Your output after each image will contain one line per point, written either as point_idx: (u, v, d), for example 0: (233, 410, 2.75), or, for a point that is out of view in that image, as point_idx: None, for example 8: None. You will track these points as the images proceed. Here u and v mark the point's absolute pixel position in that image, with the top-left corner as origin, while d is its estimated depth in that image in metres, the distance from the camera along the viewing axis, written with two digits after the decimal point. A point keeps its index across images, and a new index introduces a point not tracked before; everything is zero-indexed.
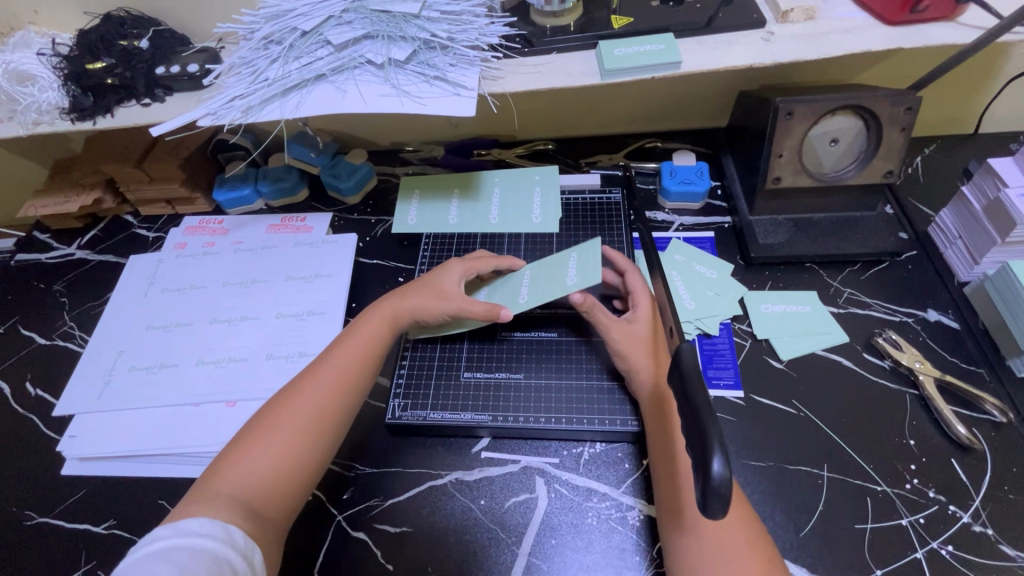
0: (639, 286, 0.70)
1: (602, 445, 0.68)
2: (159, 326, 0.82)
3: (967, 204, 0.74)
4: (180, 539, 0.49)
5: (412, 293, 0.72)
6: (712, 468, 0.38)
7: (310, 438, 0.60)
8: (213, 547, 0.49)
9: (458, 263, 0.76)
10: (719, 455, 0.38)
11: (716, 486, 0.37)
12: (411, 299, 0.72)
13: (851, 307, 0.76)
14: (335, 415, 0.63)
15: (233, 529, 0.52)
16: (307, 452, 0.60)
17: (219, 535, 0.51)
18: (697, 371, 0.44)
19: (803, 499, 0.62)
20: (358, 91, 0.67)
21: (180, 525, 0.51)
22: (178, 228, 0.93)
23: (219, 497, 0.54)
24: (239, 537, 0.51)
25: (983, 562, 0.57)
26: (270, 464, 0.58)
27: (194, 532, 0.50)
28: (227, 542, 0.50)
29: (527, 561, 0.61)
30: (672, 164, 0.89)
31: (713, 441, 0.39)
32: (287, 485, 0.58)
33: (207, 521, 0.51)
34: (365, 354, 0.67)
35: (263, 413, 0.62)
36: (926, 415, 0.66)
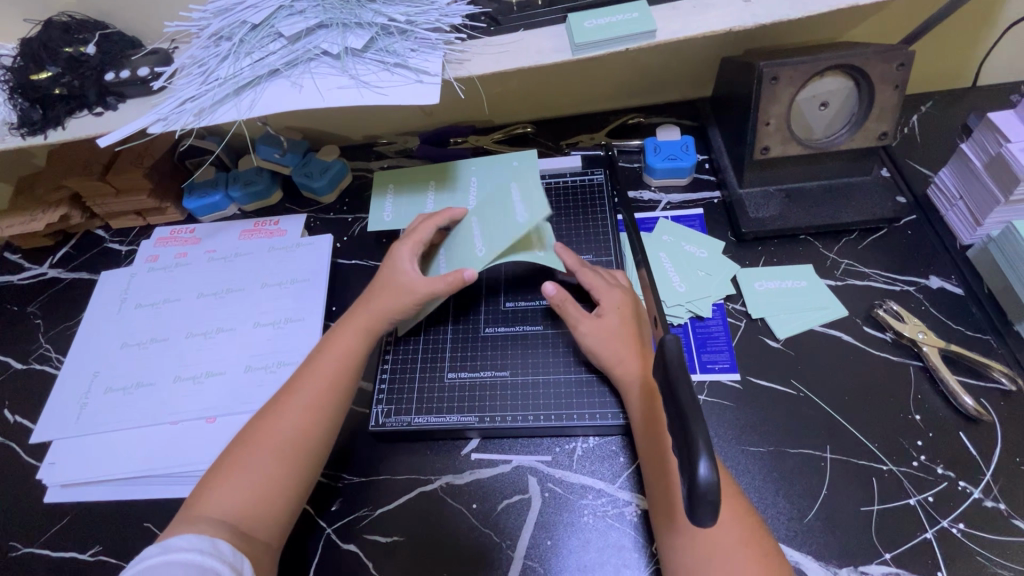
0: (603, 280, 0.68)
1: (595, 439, 0.66)
2: (133, 344, 0.79)
3: (967, 162, 0.70)
4: (165, 555, 0.47)
5: (383, 289, 0.69)
6: (698, 472, 0.35)
7: (300, 446, 0.59)
8: (200, 560, 0.47)
9: (409, 238, 0.72)
10: (705, 457, 0.35)
11: (704, 491, 0.35)
12: (383, 295, 0.68)
13: (849, 279, 0.73)
14: (324, 420, 0.61)
15: (220, 543, 0.49)
16: (295, 461, 0.58)
17: (205, 548, 0.48)
18: (682, 364, 0.41)
19: (806, 483, 0.60)
20: (315, 85, 0.63)
21: (167, 543, 0.48)
22: (149, 240, 0.90)
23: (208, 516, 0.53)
24: (229, 552, 0.49)
25: (996, 538, 0.55)
26: (258, 482, 0.56)
27: (181, 546, 0.48)
28: (215, 554, 0.48)
29: (523, 564, 0.59)
30: (656, 139, 0.85)
31: (699, 443, 0.36)
32: (277, 498, 0.56)
33: (195, 537, 0.49)
34: (348, 355, 0.65)
35: (249, 426, 0.60)
36: (930, 387, 0.64)
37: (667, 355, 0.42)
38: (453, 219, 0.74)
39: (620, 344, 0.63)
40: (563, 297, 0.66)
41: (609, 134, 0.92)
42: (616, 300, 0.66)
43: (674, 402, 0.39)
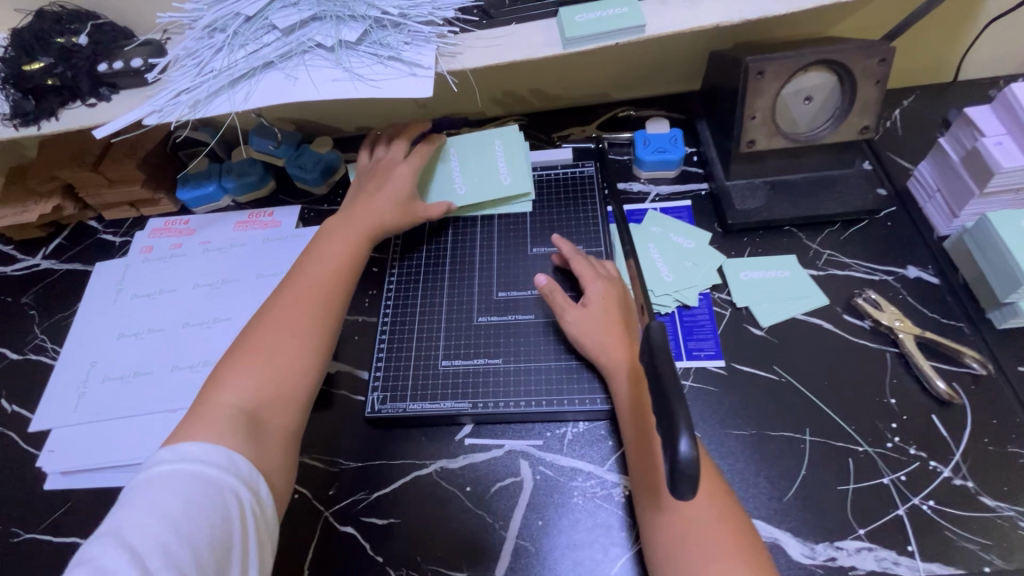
0: (587, 272, 0.71)
1: (585, 424, 0.68)
2: (130, 334, 0.79)
3: (945, 156, 0.73)
4: (181, 466, 0.48)
5: (377, 208, 0.74)
6: (679, 449, 0.37)
7: (300, 344, 0.60)
8: (215, 474, 0.48)
9: (412, 155, 0.79)
10: (685, 434, 0.37)
11: (684, 468, 0.37)
12: (377, 212, 0.74)
13: (830, 269, 0.75)
14: (323, 321, 0.63)
15: (236, 457, 0.50)
16: (297, 360, 0.59)
17: (221, 462, 0.49)
18: (666, 347, 0.43)
19: (786, 464, 0.62)
20: (310, 78, 0.64)
21: (180, 450, 0.49)
22: (144, 231, 0.91)
23: (215, 412, 0.54)
24: (243, 467, 0.50)
25: (963, 514, 0.58)
26: (268, 372, 0.58)
27: (196, 456, 0.49)
28: (230, 467, 0.49)
29: (515, 544, 0.62)
30: (646, 132, 0.86)
31: (680, 422, 0.38)
32: (290, 381, 0.58)
33: (209, 446, 0.50)
34: (344, 256, 0.69)
35: (246, 330, 0.62)
36: (906, 372, 0.66)
37: (652, 340, 0.44)
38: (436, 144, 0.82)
39: (610, 332, 0.65)
40: (551, 287, 0.71)
41: (600, 127, 0.93)
42: (599, 290, 0.69)
43: (657, 384, 0.42)
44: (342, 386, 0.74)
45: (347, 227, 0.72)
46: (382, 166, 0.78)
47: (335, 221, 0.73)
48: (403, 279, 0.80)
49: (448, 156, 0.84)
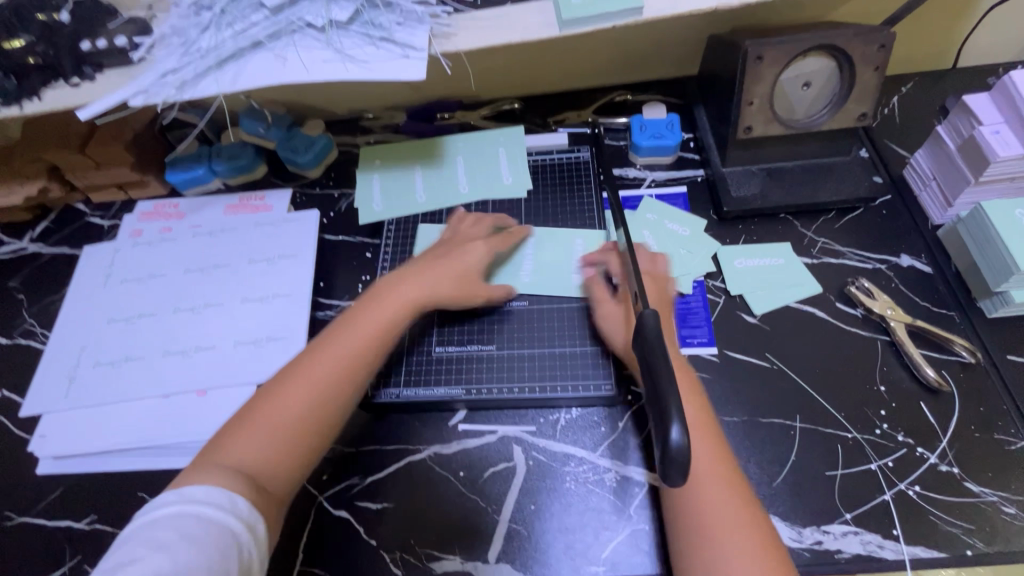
0: (628, 260, 0.69)
1: (577, 410, 0.68)
2: (120, 319, 0.79)
3: (941, 144, 0.72)
4: (185, 507, 0.47)
5: (433, 269, 0.69)
6: (670, 437, 0.37)
7: (314, 417, 0.57)
8: (217, 516, 0.48)
9: (492, 237, 0.75)
10: (676, 422, 0.37)
11: (675, 455, 0.37)
12: (432, 272, 0.69)
13: (824, 257, 0.75)
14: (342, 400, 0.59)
15: (237, 498, 0.49)
16: (315, 436, 0.57)
17: (224, 505, 0.49)
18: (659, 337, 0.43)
19: (776, 450, 0.63)
20: (300, 59, 0.63)
21: (185, 492, 0.49)
22: (133, 214, 0.90)
23: (219, 466, 0.52)
24: (243, 506, 0.49)
25: (948, 499, 0.59)
26: (279, 437, 0.56)
27: (199, 499, 0.48)
28: (233, 510, 0.49)
29: (508, 527, 0.62)
30: (642, 117, 0.85)
31: (672, 411, 0.38)
32: (294, 454, 0.56)
33: (211, 488, 0.49)
34: (387, 320, 0.64)
35: (271, 383, 0.59)
36: (895, 360, 0.67)
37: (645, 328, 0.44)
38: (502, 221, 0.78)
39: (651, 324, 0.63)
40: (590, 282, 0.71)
41: (596, 112, 0.92)
42: (641, 281, 0.66)
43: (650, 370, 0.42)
44: None
45: (397, 289, 0.67)
46: (458, 240, 0.74)
47: (385, 280, 0.69)
48: (397, 266, 0.80)
49: (453, 161, 0.87)
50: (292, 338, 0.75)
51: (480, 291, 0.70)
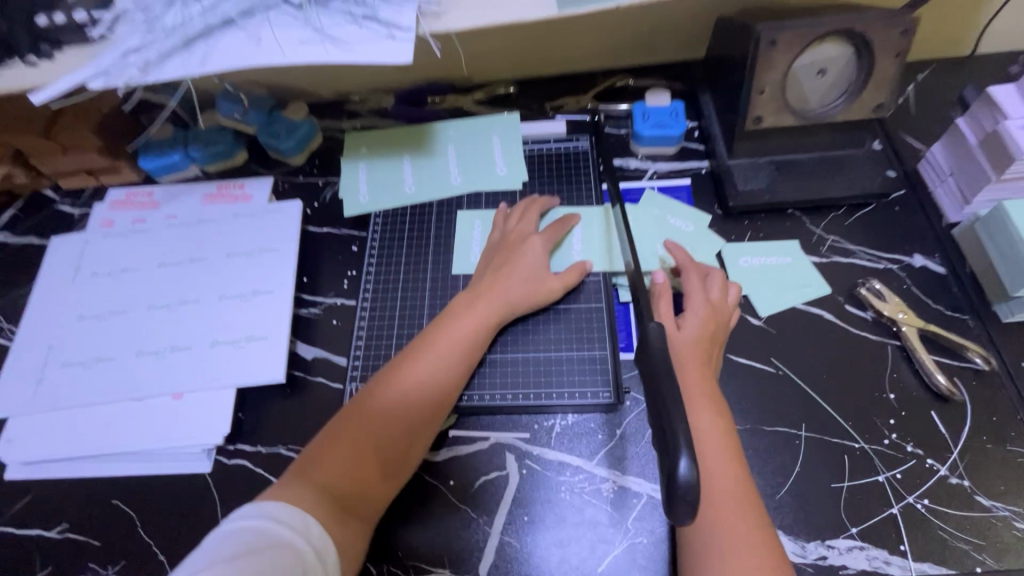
0: (695, 286, 0.64)
1: (573, 417, 0.65)
2: (91, 316, 0.74)
3: (961, 139, 0.69)
4: (263, 522, 0.49)
5: (508, 281, 0.68)
6: (677, 468, 0.34)
7: (400, 440, 0.59)
8: (292, 537, 0.49)
9: (546, 229, 0.73)
10: (685, 451, 0.34)
11: (683, 489, 0.34)
12: (507, 286, 0.68)
13: (833, 256, 0.72)
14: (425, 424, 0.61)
15: (309, 520, 0.51)
16: (399, 460, 0.59)
17: (297, 525, 0.50)
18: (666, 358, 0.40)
19: (780, 461, 0.60)
20: (275, 39, 0.57)
21: (265, 506, 0.50)
22: (104, 203, 0.84)
23: (304, 485, 0.53)
24: (315, 531, 0.50)
25: (958, 514, 0.56)
26: (365, 460, 0.57)
27: (277, 516, 0.50)
28: (304, 532, 0.50)
29: (500, 540, 0.60)
30: (644, 104, 0.81)
31: (680, 439, 0.35)
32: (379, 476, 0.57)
33: (288, 507, 0.51)
34: (465, 340, 0.64)
35: (354, 403, 0.60)
36: (906, 366, 0.64)
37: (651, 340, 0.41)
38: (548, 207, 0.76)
39: (690, 354, 0.60)
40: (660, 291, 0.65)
41: (596, 97, 0.87)
42: (699, 313, 0.62)
43: (654, 389, 0.39)
44: (319, 373, 0.71)
45: (474, 309, 0.66)
46: (512, 240, 0.72)
47: (460, 295, 0.68)
48: (382, 263, 0.76)
49: (444, 149, 0.82)
50: (273, 338, 0.71)
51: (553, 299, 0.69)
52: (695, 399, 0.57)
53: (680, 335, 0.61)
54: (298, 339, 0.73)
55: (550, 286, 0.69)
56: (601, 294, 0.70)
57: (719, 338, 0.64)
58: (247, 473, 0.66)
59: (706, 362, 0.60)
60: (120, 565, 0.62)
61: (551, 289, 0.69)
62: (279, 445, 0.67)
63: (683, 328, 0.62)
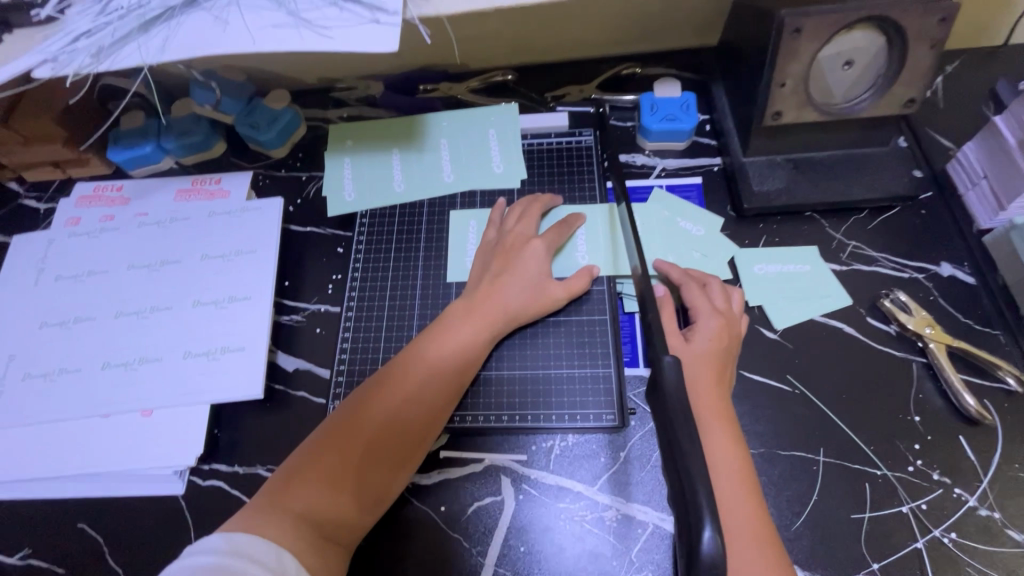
0: (698, 297, 0.60)
1: (574, 438, 0.61)
2: (55, 323, 0.69)
3: (998, 136, 0.63)
4: (229, 559, 0.43)
5: (508, 288, 0.63)
6: (702, 540, 0.32)
7: (387, 463, 0.54)
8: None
9: (548, 232, 0.67)
10: (709, 521, 0.33)
11: (709, 564, 0.32)
12: (506, 294, 0.62)
13: (855, 264, 0.66)
14: (416, 445, 0.56)
15: (285, 556, 0.45)
16: (385, 484, 0.54)
17: (270, 563, 0.44)
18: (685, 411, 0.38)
19: (797, 488, 0.56)
20: (244, 23, 0.51)
21: (234, 540, 0.45)
22: (69, 198, 0.78)
23: (278, 513, 0.49)
24: (291, 568, 0.45)
25: (986, 549, 0.53)
26: (347, 485, 0.52)
27: (247, 552, 0.44)
28: (277, 571, 0.44)
29: (494, 571, 0.56)
30: (653, 95, 0.74)
31: (702, 506, 0.33)
32: (363, 502, 0.53)
33: (261, 542, 0.45)
34: (461, 353, 0.60)
35: (339, 417, 0.56)
36: (932, 387, 0.59)
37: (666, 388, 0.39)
38: (550, 205, 0.70)
39: (703, 373, 0.55)
40: (663, 304, 0.61)
41: (601, 87, 0.81)
42: (711, 326, 0.57)
43: (671, 447, 0.37)
44: (301, 387, 0.66)
45: (471, 319, 0.61)
46: (511, 242, 0.66)
47: (456, 302, 0.63)
48: (369, 268, 0.71)
49: (436, 143, 0.76)
50: (252, 349, 0.66)
51: (555, 306, 0.64)
52: (708, 421, 0.53)
53: (691, 350, 0.56)
54: (279, 349, 0.68)
55: (553, 294, 0.63)
56: (604, 305, 0.65)
57: (733, 353, 0.59)
58: (223, 495, 0.61)
59: (721, 382, 0.55)
60: None
61: (554, 298, 0.63)
62: (257, 465, 0.62)
63: (695, 341, 0.57)
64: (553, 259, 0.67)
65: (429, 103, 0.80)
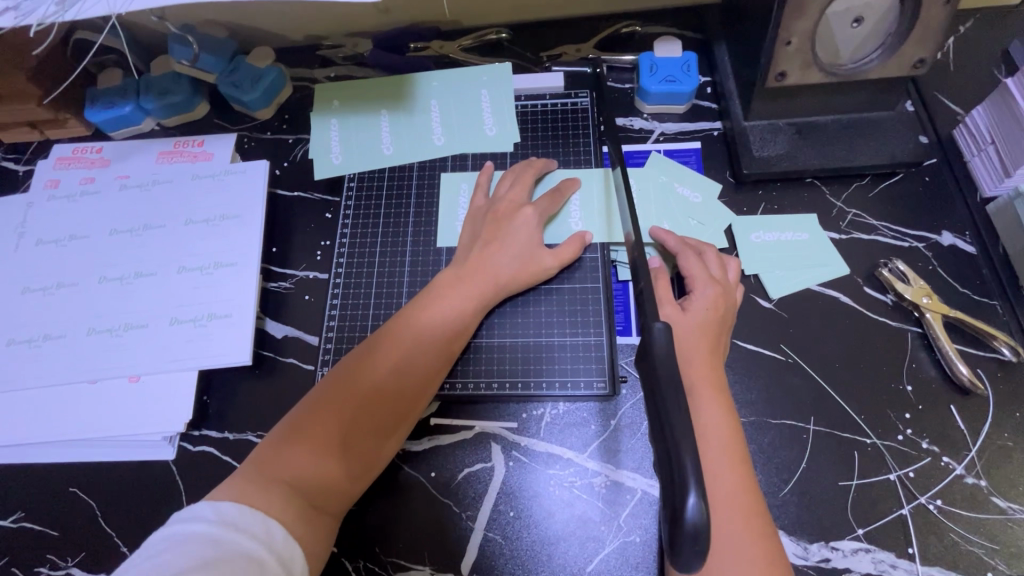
0: (695, 265, 0.59)
1: (564, 406, 0.60)
2: (37, 289, 0.68)
3: (1009, 100, 0.61)
4: (217, 529, 0.43)
5: (499, 256, 0.61)
6: (686, 506, 0.32)
7: (375, 431, 0.54)
8: (252, 547, 0.43)
9: (540, 199, 0.65)
10: (694, 488, 0.32)
11: (692, 530, 0.32)
12: (497, 264, 0.61)
13: (854, 232, 0.65)
14: (406, 413, 0.56)
15: (272, 525, 0.46)
16: (374, 453, 0.54)
17: (258, 533, 0.45)
18: (674, 380, 0.38)
19: (786, 456, 0.56)
20: None
21: (221, 509, 0.45)
22: (47, 160, 0.75)
23: (263, 481, 0.49)
24: (278, 537, 0.45)
25: (970, 515, 0.53)
26: (334, 454, 0.52)
27: (235, 522, 0.44)
28: (266, 542, 0.45)
29: (483, 536, 0.56)
30: (653, 55, 0.71)
31: (688, 473, 0.33)
32: (351, 471, 0.53)
33: (247, 510, 0.45)
34: (451, 322, 0.59)
35: (327, 386, 0.55)
36: (927, 357, 0.59)
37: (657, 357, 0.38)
38: (544, 171, 0.68)
39: (697, 342, 0.54)
40: (656, 274, 0.60)
41: (598, 46, 0.77)
42: (707, 296, 0.56)
43: (659, 416, 0.36)
44: (291, 354, 0.65)
45: (460, 288, 0.60)
46: (502, 209, 0.64)
47: (447, 271, 0.62)
48: (357, 234, 0.69)
49: (426, 104, 0.73)
50: (239, 316, 0.65)
51: (547, 274, 0.62)
52: (702, 389, 0.52)
53: (686, 321, 0.55)
54: (267, 316, 0.67)
55: (544, 263, 0.62)
56: (598, 273, 0.64)
57: (728, 322, 0.58)
58: (213, 461, 0.61)
59: (714, 351, 0.55)
60: (79, 557, 0.58)
61: (546, 267, 0.62)
62: (248, 431, 0.62)
63: (690, 311, 0.56)
64: (544, 227, 0.66)
65: (419, 62, 0.77)
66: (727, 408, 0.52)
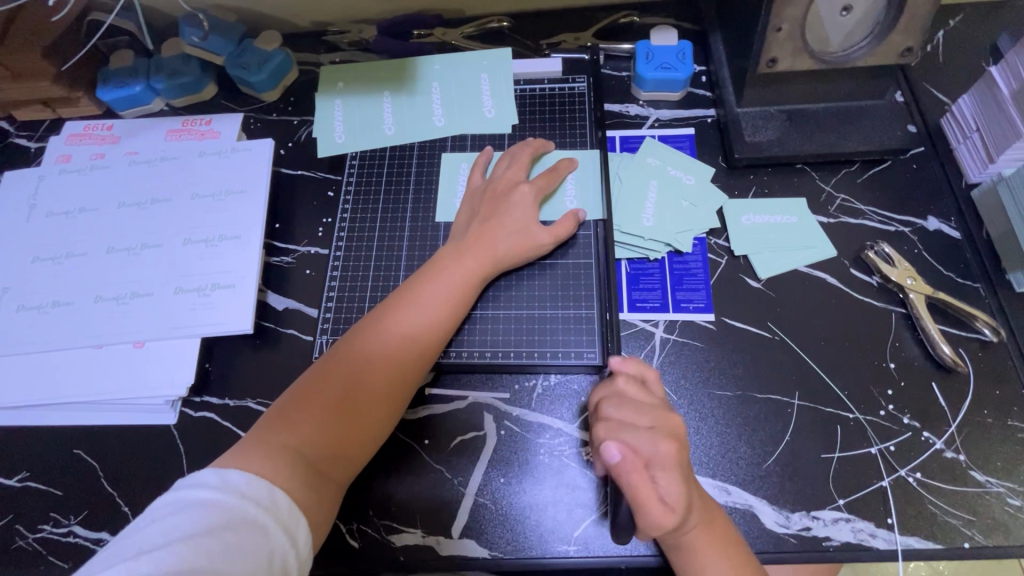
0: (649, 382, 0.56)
1: (556, 377, 0.62)
2: (47, 259, 0.70)
3: (994, 88, 0.63)
4: (221, 496, 0.44)
5: (499, 233, 0.63)
6: None
7: (376, 403, 0.55)
8: (257, 514, 0.45)
9: (536, 178, 0.67)
10: None
11: None
12: (497, 241, 0.63)
13: (842, 216, 0.67)
14: (406, 385, 0.57)
15: (277, 493, 0.47)
16: (376, 425, 0.55)
17: (262, 500, 0.46)
18: None
19: (770, 429, 0.58)
20: None
21: (226, 476, 0.46)
22: (59, 136, 0.77)
23: (268, 446, 0.50)
24: (282, 505, 0.47)
25: (950, 488, 0.54)
26: (336, 423, 0.53)
27: (240, 489, 0.45)
28: (271, 509, 0.46)
29: (474, 501, 0.58)
30: (649, 43, 0.73)
31: None
32: (353, 440, 0.54)
33: (251, 478, 0.47)
34: (450, 298, 0.60)
35: (331, 359, 0.57)
36: (910, 336, 0.60)
37: None
38: (538, 151, 0.69)
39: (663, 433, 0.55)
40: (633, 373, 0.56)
41: (597, 35, 0.79)
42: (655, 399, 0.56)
43: None
44: (291, 325, 0.67)
45: (462, 264, 0.62)
46: (501, 187, 0.66)
47: (448, 248, 0.63)
48: (358, 210, 0.71)
49: (427, 86, 0.75)
50: (241, 287, 0.67)
51: (543, 252, 0.64)
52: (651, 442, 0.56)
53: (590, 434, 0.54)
54: (269, 289, 0.69)
55: (539, 242, 0.64)
56: (591, 251, 0.66)
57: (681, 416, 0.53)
58: (214, 426, 0.63)
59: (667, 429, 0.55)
60: (81, 516, 0.60)
61: (541, 245, 0.64)
62: (247, 398, 0.64)
63: (610, 428, 0.52)
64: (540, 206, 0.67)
65: (422, 47, 0.79)
66: (646, 463, 0.50)
